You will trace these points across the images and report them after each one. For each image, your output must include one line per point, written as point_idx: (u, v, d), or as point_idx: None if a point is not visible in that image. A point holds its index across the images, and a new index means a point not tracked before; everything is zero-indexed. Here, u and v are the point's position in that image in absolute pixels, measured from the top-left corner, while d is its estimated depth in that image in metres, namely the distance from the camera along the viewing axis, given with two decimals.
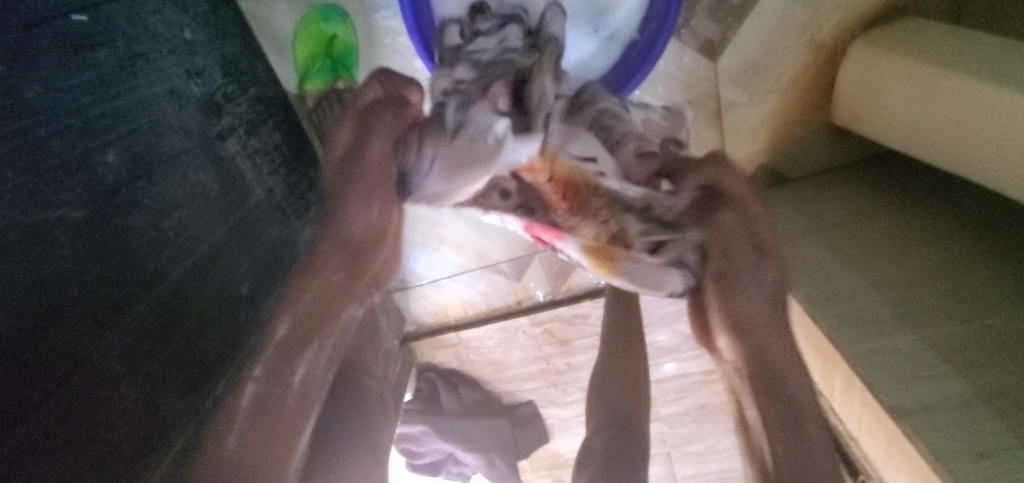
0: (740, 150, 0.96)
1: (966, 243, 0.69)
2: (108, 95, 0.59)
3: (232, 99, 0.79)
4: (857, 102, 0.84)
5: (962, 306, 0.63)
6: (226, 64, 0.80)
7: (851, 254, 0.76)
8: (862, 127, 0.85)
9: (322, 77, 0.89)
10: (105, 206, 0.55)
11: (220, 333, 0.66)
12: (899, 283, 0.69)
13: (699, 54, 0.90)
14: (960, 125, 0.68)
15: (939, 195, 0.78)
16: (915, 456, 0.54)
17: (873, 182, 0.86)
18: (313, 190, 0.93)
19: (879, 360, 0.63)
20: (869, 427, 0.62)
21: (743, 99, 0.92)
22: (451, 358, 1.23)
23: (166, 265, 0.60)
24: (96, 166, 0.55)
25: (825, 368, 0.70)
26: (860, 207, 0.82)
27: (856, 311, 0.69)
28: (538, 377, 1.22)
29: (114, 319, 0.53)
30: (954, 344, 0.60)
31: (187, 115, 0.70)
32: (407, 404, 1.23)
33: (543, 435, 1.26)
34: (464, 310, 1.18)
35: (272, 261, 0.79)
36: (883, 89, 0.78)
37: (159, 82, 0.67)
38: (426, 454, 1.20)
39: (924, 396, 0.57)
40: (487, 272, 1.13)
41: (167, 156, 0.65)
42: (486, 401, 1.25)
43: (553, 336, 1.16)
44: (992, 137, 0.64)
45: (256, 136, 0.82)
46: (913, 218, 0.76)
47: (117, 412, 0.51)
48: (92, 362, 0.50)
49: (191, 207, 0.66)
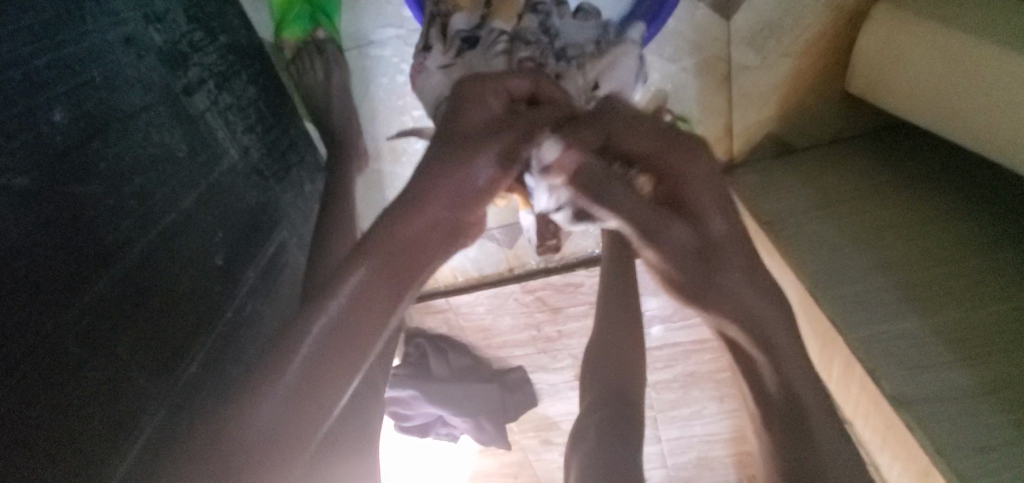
0: (748, 117, 0.91)
1: (978, 227, 0.66)
2: (52, 43, 0.52)
3: (200, 48, 0.72)
4: (875, 71, 0.79)
5: (971, 293, 0.61)
6: (191, 8, 0.71)
7: (858, 232, 0.73)
8: (878, 98, 0.80)
9: (301, 24, 0.80)
10: (55, 173, 0.50)
11: (192, 308, 0.62)
12: (908, 265, 0.66)
13: (712, 10, 0.84)
14: (987, 101, 0.63)
15: (954, 174, 0.74)
16: (914, 449, 0.52)
17: (885, 155, 0.82)
18: (293, 149, 0.87)
19: (880, 346, 0.60)
20: (865, 412, 0.61)
21: (755, 63, 0.86)
22: (440, 323, 1.20)
23: (128, 236, 0.56)
24: (40, 125, 0.49)
25: (826, 351, 0.68)
26: (869, 182, 0.79)
27: (860, 294, 0.66)
28: (529, 344, 1.20)
29: (70, 298, 0.49)
30: (959, 332, 0.58)
31: (147, 67, 0.63)
32: (396, 369, 1.21)
33: (532, 398, 1.26)
34: (455, 276, 1.15)
35: (249, 228, 0.74)
36: (905, 57, 0.73)
37: (112, 28, 0.59)
38: (415, 417, 1.22)
39: (926, 384, 0.56)
40: (478, 238, 1.09)
41: (125, 114, 0.59)
42: (477, 366, 1.24)
43: (544, 303, 1.13)
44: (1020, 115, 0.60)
45: (228, 90, 0.75)
46: (927, 198, 0.73)
47: (78, 397, 0.48)
48: (47, 346, 0.46)
49: (156, 170, 0.61)
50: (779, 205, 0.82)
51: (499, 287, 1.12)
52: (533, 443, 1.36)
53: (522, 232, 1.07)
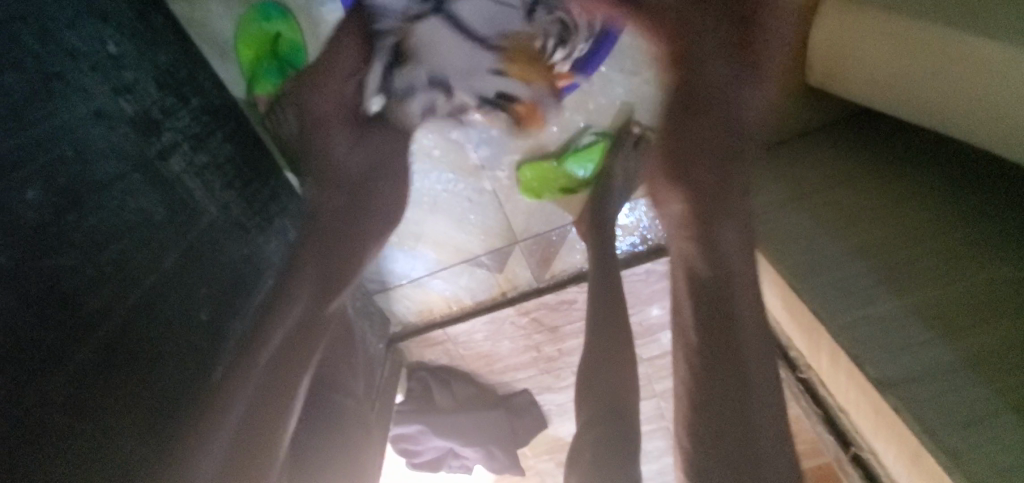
0: None
1: (954, 203, 0.67)
2: (22, 124, 0.55)
3: (173, 113, 0.75)
4: (831, 62, 0.81)
5: (945, 267, 0.61)
6: (161, 75, 0.75)
7: (832, 219, 0.74)
8: (835, 86, 0.82)
9: (270, 79, 0.83)
10: (31, 248, 0.52)
11: (178, 364, 0.64)
12: (883, 247, 0.67)
13: None
14: (948, 86, 0.65)
15: (917, 153, 0.76)
16: (902, 431, 0.52)
17: (853, 142, 0.84)
18: (274, 200, 0.88)
19: (864, 330, 0.60)
20: (857, 402, 0.60)
21: None
22: (440, 354, 1.20)
23: (108, 302, 0.58)
24: (15, 205, 0.51)
25: (811, 342, 0.68)
26: (839, 169, 0.80)
27: (839, 280, 0.66)
28: (531, 366, 1.20)
29: (50, 368, 0.51)
30: (940, 308, 0.58)
31: (120, 137, 0.66)
32: (400, 405, 1.21)
33: (541, 421, 1.26)
34: (449, 306, 1.14)
35: (233, 281, 0.76)
36: (857, 47, 0.75)
37: (84, 103, 0.62)
38: (424, 452, 1.21)
39: (909, 363, 0.55)
40: (468, 267, 1.09)
41: (99, 186, 0.61)
42: (482, 394, 1.24)
43: (541, 324, 1.14)
44: (988, 101, 0.61)
45: (203, 149, 0.78)
46: (898, 180, 0.73)
47: (62, 460, 0.51)
48: (29, 416, 0.48)
49: (131, 237, 0.63)
50: (753, 202, 0.84)
51: (494, 312, 1.12)
52: (549, 467, 1.34)
53: (509, 255, 1.08)
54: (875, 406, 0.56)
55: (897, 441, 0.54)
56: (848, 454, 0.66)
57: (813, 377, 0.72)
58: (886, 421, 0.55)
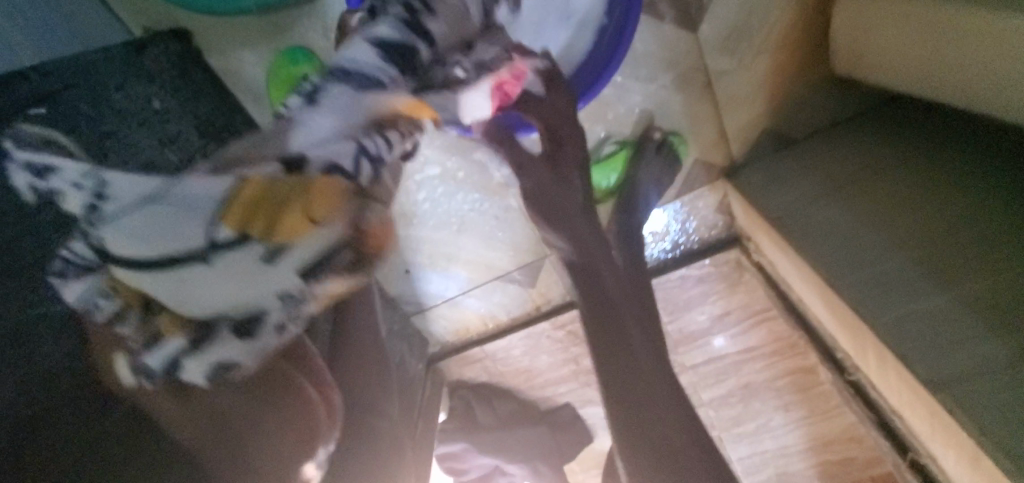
0: (738, 118, 0.92)
1: (1002, 185, 0.62)
2: None
3: None
4: (855, 50, 0.79)
5: (992, 254, 0.57)
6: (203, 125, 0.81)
7: (869, 211, 0.71)
8: (863, 73, 0.79)
9: None
10: None
11: None
12: (924, 237, 0.63)
13: (677, 25, 0.86)
14: (976, 62, 0.61)
15: (959, 136, 0.71)
16: (959, 432, 0.49)
17: (891, 130, 0.80)
18: None
19: (910, 326, 0.57)
20: (909, 402, 0.57)
21: (732, 67, 0.88)
22: (480, 372, 1.21)
23: None
24: None
25: (857, 342, 0.65)
26: (875, 159, 0.77)
27: (878, 274, 0.64)
28: (571, 379, 1.18)
29: None
30: (989, 297, 0.54)
31: None
32: (444, 423, 1.23)
33: (586, 437, 1.21)
34: (485, 324, 1.16)
35: None
36: (877, 31, 0.73)
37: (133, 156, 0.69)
38: (471, 470, 1.21)
39: (958, 358, 0.52)
40: (500, 284, 1.11)
41: None
42: (523, 410, 1.23)
43: (578, 337, 1.13)
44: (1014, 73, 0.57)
45: None
46: (939, 166, 0.69)
47: None
48: None
49: None
50: (785, 200, 0.82)
51: (530, 327, 1.13)
52: None
53: (540, 269, 1.09)
54: (926, 409, 0.53)
55: (950, 442, 0.51)
56: (908, 460, 0.63)
57: (861, 379, 0.70)
58: (937, 421, 0.52)
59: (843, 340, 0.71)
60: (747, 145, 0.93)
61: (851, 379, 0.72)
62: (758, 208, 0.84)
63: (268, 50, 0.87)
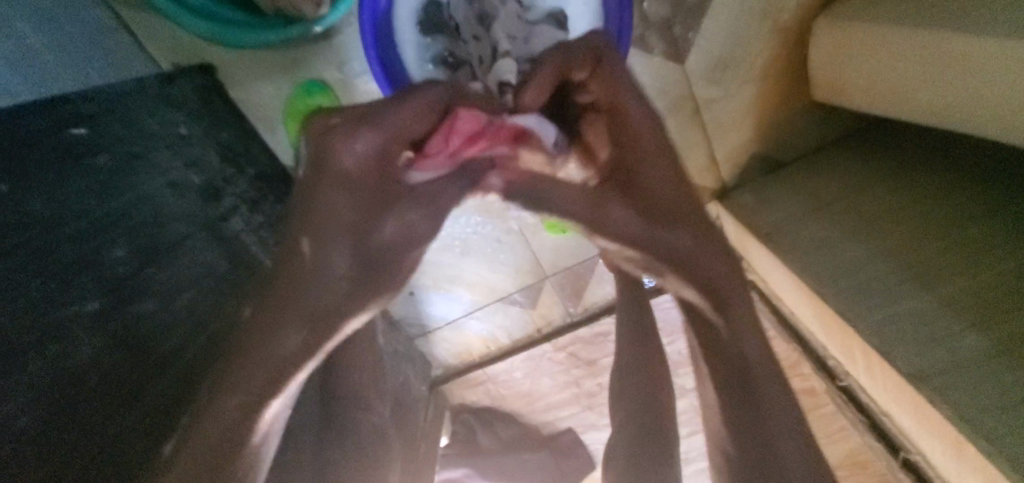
0: (727, 142, 0.97)
1: (978, 196, 0.66)
2: (110, 196, 0.65)
3: (232, 182, 0.85)
4: (834, 77, 0.84)
5: (971, 259, 0.60)
6: (223, 150, 0.86)
7: (857, 225, 0.74)
8: (841, 100, 0.85)
9: None
10: (117, 297, 0.58)
11: None
12: (907, 247, 0.67)
13: (666, 57, 0.92)
14: (941, 82, 0.67)
15: (932, 155, 0.76)
16: (943, 424, 0.51)
17: (869, 151, 0.85)
18: None
19: (892, 328, 0.60)
20: (899, 402, 0.59)
21: (720, 95, 0.93)
22: (482, 395, 1.22)
23: (179, 344, 0.61)
24: (105, 261, 0.60)
25: (845, 346, 0.68)
26: (859, 177, 0.81)
27: (865, 281, 0.67)
28: (572, 403, 1.19)
29: (130, 403, 0.54)
30: (976, 298, 0.57)
31: (188, 203, 0.75)
32: (446, 448, 1.22)
33: (590, 464, 1.19)
34: (486, 345, 1.18)
35: None
36: (857, 58, 0.78)
37: (157, 176, 0.73)
38: None
39: (943, 356, 0.55)
40: (502, 305, 1.14)
41: (172, 244, 0.69)
42: (525, 434, 1.22)
43: (578, 358, 1.15)
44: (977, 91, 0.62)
45: (258, 211, 0.88)
46: (915, 181, 0.74)
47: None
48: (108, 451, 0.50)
49: (197, 287, 0.69)
50: (774, 217, 0.86)
51: (532, 349, 1.15)
52: None
53: (541, 289, 1.13)
54: (916, 406, 0.55)
55: (941, 438, 0.52)
56: (900, 460, 0.65)
57: (852, 382, 0.72)
58: (927, 417, 0.54)
59: (835, 346, 0.72)
60: (736, 169, 0.99)
61: (842, 384, 0.74)
62: (750, 225, 0.88)
63: (286, 83, 0.94)
